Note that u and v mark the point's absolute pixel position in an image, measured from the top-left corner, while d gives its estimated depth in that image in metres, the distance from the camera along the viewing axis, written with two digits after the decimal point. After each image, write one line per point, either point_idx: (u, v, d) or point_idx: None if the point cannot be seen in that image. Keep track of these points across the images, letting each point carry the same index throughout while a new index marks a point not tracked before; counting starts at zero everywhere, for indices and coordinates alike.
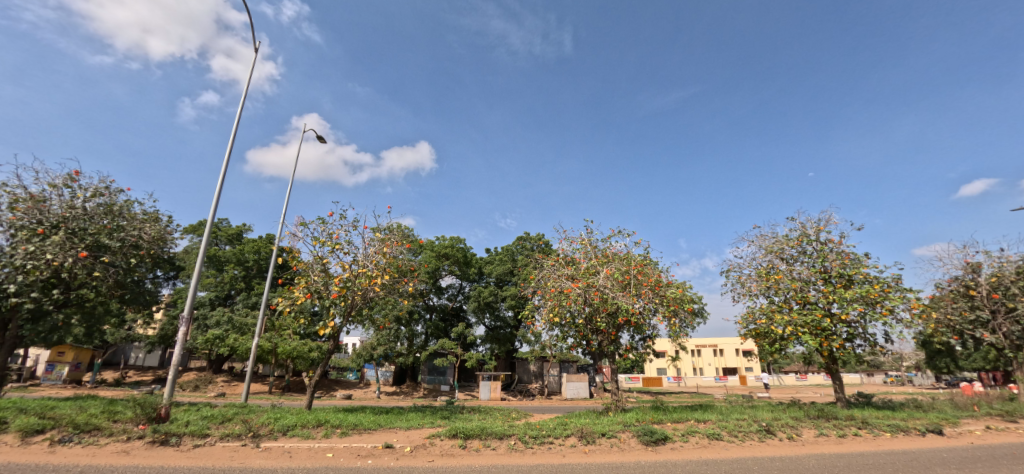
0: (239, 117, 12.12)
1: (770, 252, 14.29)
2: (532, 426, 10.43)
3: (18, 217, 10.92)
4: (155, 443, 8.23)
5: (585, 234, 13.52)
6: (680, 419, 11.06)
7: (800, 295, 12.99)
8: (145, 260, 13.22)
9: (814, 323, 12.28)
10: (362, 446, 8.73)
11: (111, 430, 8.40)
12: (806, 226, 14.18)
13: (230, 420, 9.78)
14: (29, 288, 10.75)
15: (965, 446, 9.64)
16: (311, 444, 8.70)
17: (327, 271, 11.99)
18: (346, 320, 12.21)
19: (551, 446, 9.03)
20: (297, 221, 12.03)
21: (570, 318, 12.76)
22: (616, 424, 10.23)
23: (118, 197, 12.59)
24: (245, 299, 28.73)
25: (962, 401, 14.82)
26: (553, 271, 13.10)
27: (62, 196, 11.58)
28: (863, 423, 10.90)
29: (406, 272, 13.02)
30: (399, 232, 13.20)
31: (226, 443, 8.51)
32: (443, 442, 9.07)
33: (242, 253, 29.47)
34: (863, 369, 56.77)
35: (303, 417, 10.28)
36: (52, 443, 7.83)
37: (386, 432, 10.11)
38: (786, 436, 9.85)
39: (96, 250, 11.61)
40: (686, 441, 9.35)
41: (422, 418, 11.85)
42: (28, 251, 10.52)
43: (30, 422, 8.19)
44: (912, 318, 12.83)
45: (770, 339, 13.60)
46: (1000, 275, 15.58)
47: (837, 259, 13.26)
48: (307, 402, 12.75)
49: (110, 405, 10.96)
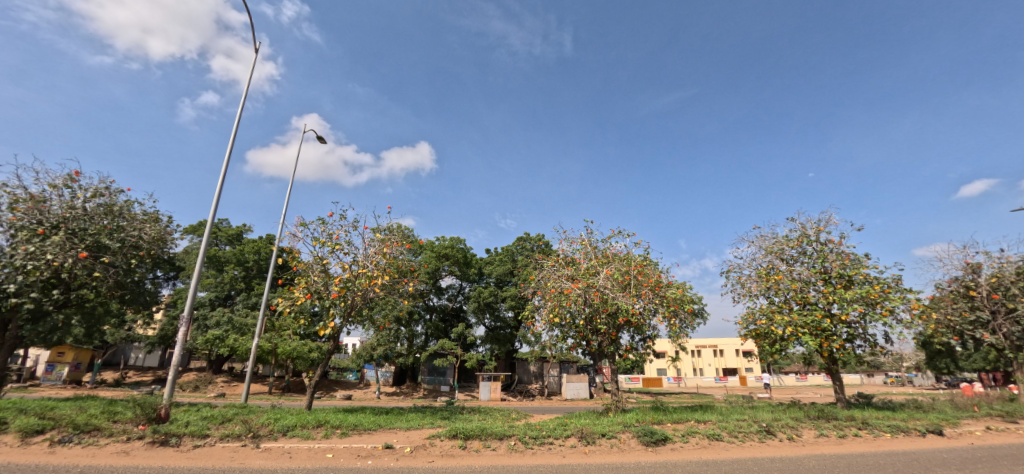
0: (239, 117, 12.10)
1: (770, 253, 14.29)
2: (532, 426, 10.43)
3: (18, 217, 10.93)
4: (155, 443, 8.22)
5: (585, 234, 13.51)
6: (680, 419, 11.06)
7: (800, 296, 13.00)
8: (145, 260, 13.23)
9: (814, 324, 12.27)
10: (362, 446, 8.72)
11: (111, 431, 8.39)
12: (806, 226, 14.19)
13: (230, 420, 9.76)
14: (29, 288, 10.74)
15: (966, 446, 9.64)
16: (311, 444, 8.69)
17: (327, 271, 11.99)
18: (346, 320, 12.22)
19: (551, 447, 9.02)
20: (297, 222, 12.02)
21: (570, 318, 12.77)
22: (616, 425, 10.23)
23: (118, 197, 12.59)
24: (245, 300, 28.73)
25: (962, 401, 14.82)
26: (552, 271, 13.10)
27: (62, 196, 11.59)
28: (864, 423, 10.89)
29: (407, 272, 13.01)
30: (399, 233, 13.18)
31: (226, 444, 8.50)
32: (443, 443, 9.06)
33: (242, 253, 29.47)
34: (864, 369, 56.75)
35: (302, 418, 10.28)
36: (52, 443, 7.82)
37: (386, 433, 10.11)
38: (787, 436, 9.84)
39: (96, 250, 11.61)
40: (686, 442, 9.34)
41: (422, 419, 11.84)
42: (28, 251, 10.52)
43: (30, 422, 8.19)
44: (912, 319, 12.82)
45: (770, 339, 13.59)
46: (1000, 276, 15.57)
47: (837, 259, 13.26)
48: (307, 402, 12.71)
49: (109, 405, 10.94)
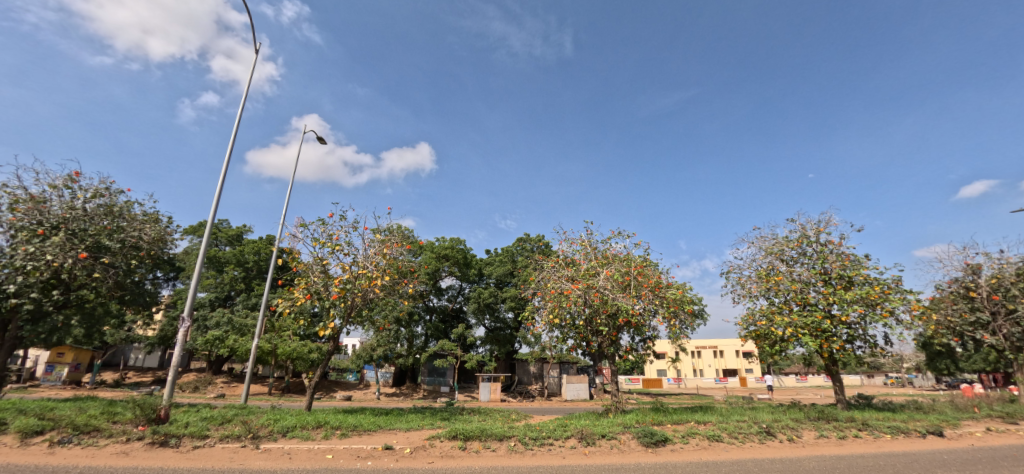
0: (240, 118, 12.10)
1: (770, 254, 14.30)
2: (531, 427, 10.42)
3: (18, 218, 10.93)
4: (155, 444, 8.21)
5: (585, 235, 13.50)
6: (680, 420, 11.04)
7: (800, 297, 13.01)
8: (145, 261, 13.25)
9: (814, 325, 12.26)
10: (361, 447, 8.71)
11: (110, 432, 8.37)
12: (806, 227, 14.20)
13: (230, 421, 9.75)
14: (29, 288, 10.75)
15: (966, 448, 9.63)
16: (310, 445, 8.68)
17: (327, 272, 11.99)
18: (346, 321, 12.20)
19: (551, 447, 9.01)
20: (297, 222, 12.02)
21: (570, 319, 12.78)
22: (616, 426, 10.23)
23: (118, 198, 12.60)
24: (245, 300, 28.74)
25: (962, 402, 14.80)
26: (552, 272, 13.07)
27: (62, 196, 11.59)
28: (864, 424, 10.88)
29: (406, 273, 13.01)
30: (399, 233, 13.18)
31: (225, 444, 8.50)
32: (443, 443, 9.06)
33: (242, 253, 29.49)
34: (864, 371, 56.70)
35: (302, 419, 10.26)
36: (52, 444, 7.83)
37: (386, 434, 10.09)
38: (787, 437, 9.83)
39: (96, 251, 11.61)
40: (686, 443, 9.34)
41: (422, 420, 11.82)
42: (28, 252, 10.53)
43: (29, 423, 8.17)
44: (912, 320, 12.81)
45: (770, 340, 13.57)
46: (1000, 277, 15.54)
47: (837, 260, 13.25)
48: (307, 403, 12.66)
49: (109, 406, 10.93)
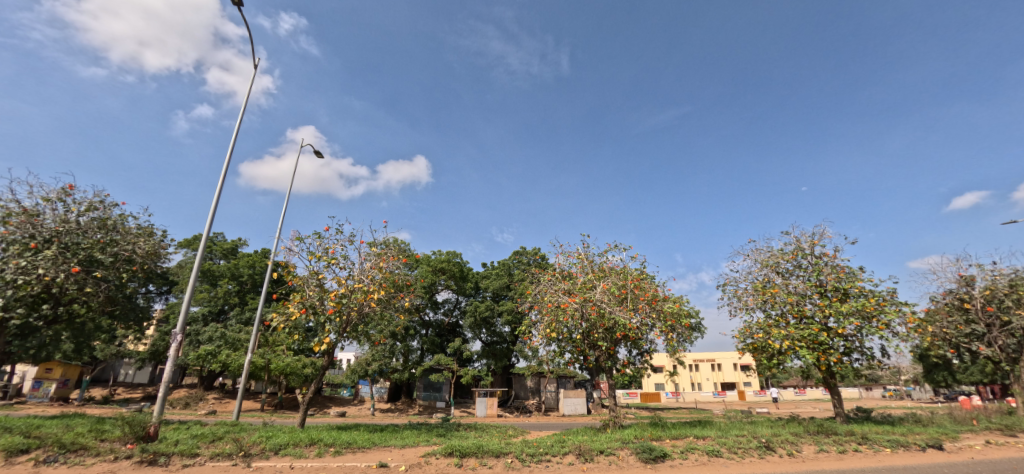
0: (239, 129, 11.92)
1: (765, 267, 14.33)
2: (529, 443, 10.26)
3: (10, 231, 10.80)
4: (143, 463, 8.00)
5: (582, 248, 13.46)
6: (679, 435, 10.95)
7: (797, 309, 13.08)
8: (138, 274, 13.15)
9: (811, 337, 12.34)
10: (355, 465, 8.53)
11: (98, 450, 8.17)
12: (801, 239, 14.25)
13: (221, 439, 9.58)
14: (17, 303, 10.64)
15: (966, 461, 9.54)
16: (304, 463, 8.52)
17: (322, 286, 11.90)
18: (341, 336, 12.17)
19: (548, 464, 8.90)
20: (293, 237, 12.05)
21: (567, 333, 12.73)
22: (614, 442, 10.06)
23: (112, 211, 12.57)
24: (238, 315, 28.56)
25: (960, 415, 14.76)
26: (549, 286, 12.98)
27: (55, 210, 11.53)
28: (864, 438, 10.81)
29: (403, 286, 12.88)
30: (395, 247, 13.00)
31: (215, 463, 8.33)
32: (438, 460, 8.92)
33: (237, 267, 29.46)
34: (863, 383, 56.60)
35: (294, 436, 10.04)
36: (36, 463, 7.62)
37: (380, 451, 9.90)
38: (786, 452, 9.74)
39: (88, 265, 11.48)
40: (686, 459, 9.23)
41: (417, 436, 11.63)
42: (18, 265, 10.43)
43: (13, 442, 7.95)
44: (908, 331, 12.85)
45: (767, 353, 13.45)
46: (994, 288, 15.58)
47: (832, 272, 13.29)
48: (301, 420, 12.25)
49: (97, 424, 10.72)
